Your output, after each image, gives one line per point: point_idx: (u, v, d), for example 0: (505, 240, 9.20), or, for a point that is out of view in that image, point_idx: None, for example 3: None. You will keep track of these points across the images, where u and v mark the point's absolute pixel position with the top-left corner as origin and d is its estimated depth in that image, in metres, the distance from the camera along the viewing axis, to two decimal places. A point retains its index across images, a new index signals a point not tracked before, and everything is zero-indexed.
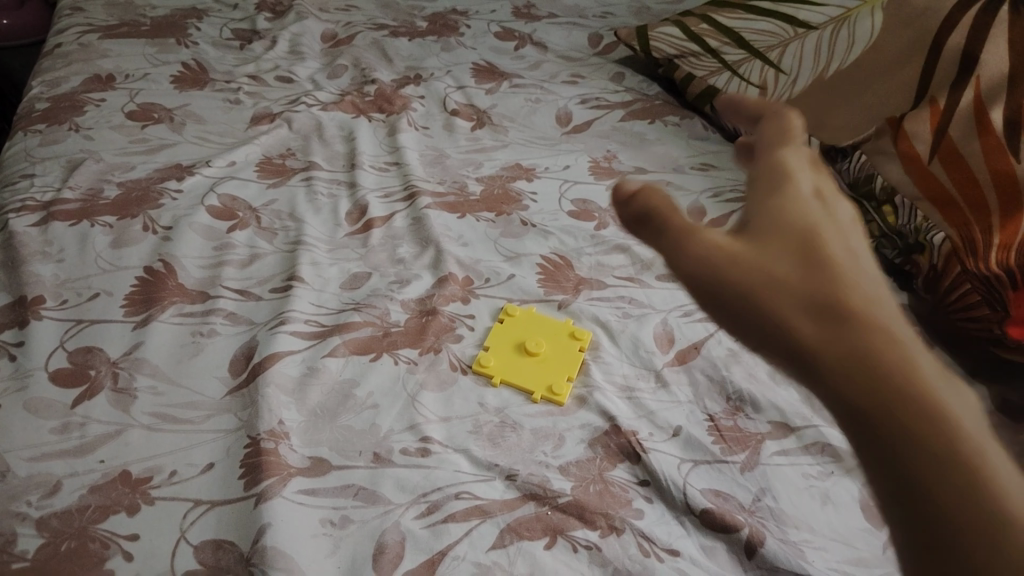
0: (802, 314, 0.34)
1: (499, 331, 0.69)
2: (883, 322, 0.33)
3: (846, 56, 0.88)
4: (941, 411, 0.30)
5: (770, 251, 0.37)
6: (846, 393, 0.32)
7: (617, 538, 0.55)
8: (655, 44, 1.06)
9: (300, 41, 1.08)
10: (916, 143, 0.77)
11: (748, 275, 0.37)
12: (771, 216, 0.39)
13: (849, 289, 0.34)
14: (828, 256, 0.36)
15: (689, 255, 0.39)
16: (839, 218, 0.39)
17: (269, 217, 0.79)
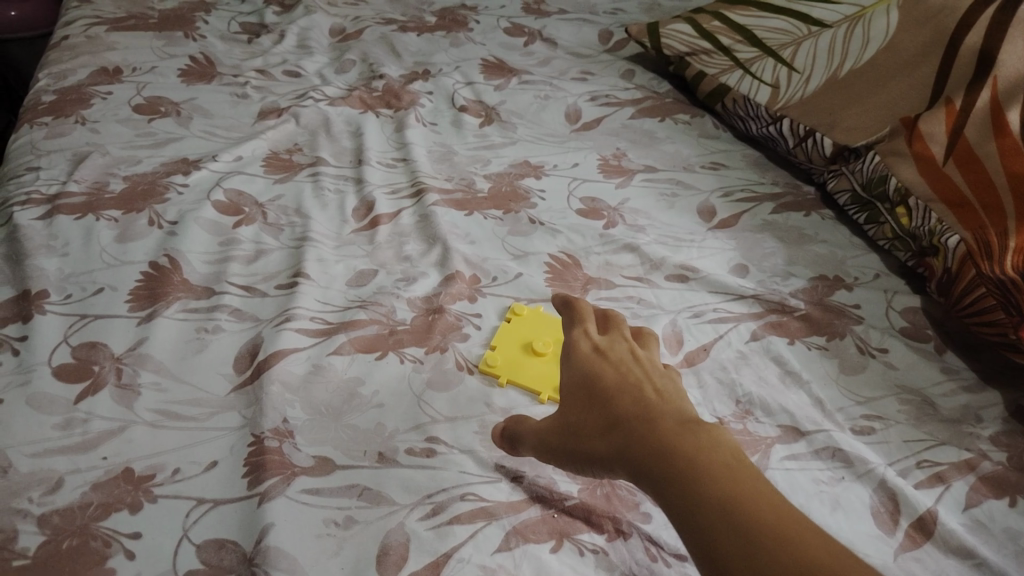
0: (599, 437, 0.48)
1: (506, 331, 0.68)
2: (656, 421, 0.46)
3: (860, 54, 0.87)
4: (701, 468, 0.42)
5: (571, 404, 0.51)
6: (652, 480, 0.43)
7: (624, 542, 0.54)
8: (665, 40, 1.04)
9: (308, 36, 1.08)
10: (931, 144, 0.75)
11: (562, 428, 0.51)
12: (566, 364, 0.54)
13: (626, 408, 0.48)
14: (613, 387, 0.50)
15: (527, 434, 0.54)
16: (611, 348, 0.55)
17: (275, 213, 0.78)
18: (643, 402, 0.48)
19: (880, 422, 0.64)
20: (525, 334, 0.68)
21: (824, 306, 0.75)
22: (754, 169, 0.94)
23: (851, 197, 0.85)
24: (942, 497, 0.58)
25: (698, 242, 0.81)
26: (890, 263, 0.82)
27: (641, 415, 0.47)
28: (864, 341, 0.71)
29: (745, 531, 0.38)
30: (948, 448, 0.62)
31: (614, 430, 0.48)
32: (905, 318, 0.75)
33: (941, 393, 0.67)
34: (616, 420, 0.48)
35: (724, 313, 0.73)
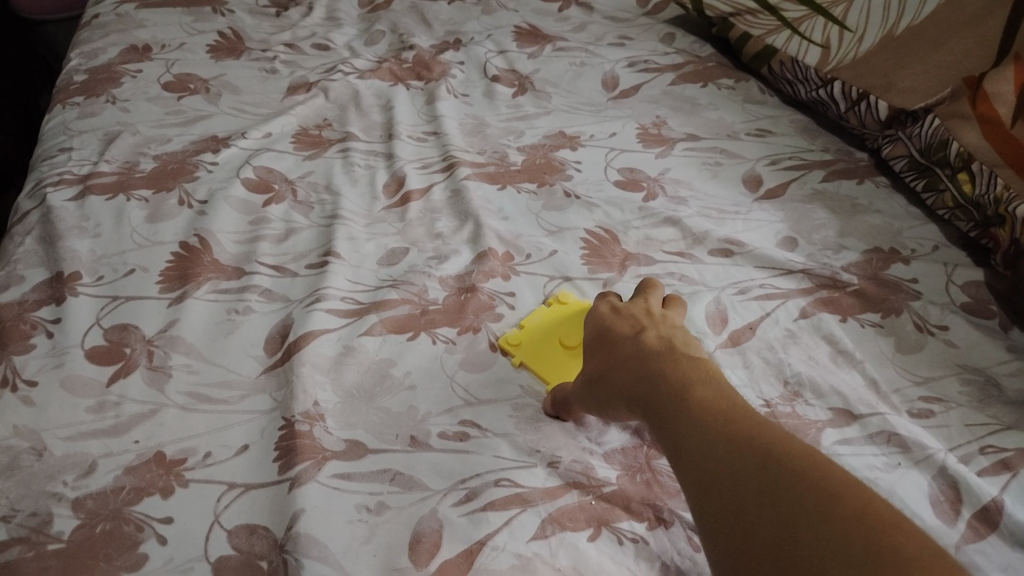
0: (602, 379, 0.52)
1: (541, 314, 0.66)
2: (658, 355, 0.49)
3: (919, 10, 0.81)
4: (678, 383, 0.46)
5: (591, 357, 0.55)
6: (651, 406, 0.47)
7: (666, 530, 0.52)
8: (708, 1, 0.99)
9: (337, 7, 1.05)
10: (998, 105, 0.70)
11: (582, 378, 0.55)
12: (588, 325, 0.58)
13: (633, 348, 0.52)
14: (624, 336, 0.54)
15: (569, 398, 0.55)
16: (630, 304, 0.58)
17: (306, 190, 0.77)
18: (648, 342, 0.52)
19: (940, 405, 0.60)
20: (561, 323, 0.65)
21: (879, 281, 0.70)
22: (803, 135, 0.89)
23: (908, 164, 0.80)
24: (1008, 485, 0.54)
25: (743, 215, 0.78)
26: (950, 234, 0.77)
27: (645, 351, 0.51)
28: (922, 318, 0.67)
29: (725, 435, 0.41)
30: (1015, 432, 0.58)
31: (619, 368, 0.51)
32: (967, 293, 0.70)
33: (1006, 373, 0.63)
34: (621, 360, 0.51)
35: (772, 289, 0.69)
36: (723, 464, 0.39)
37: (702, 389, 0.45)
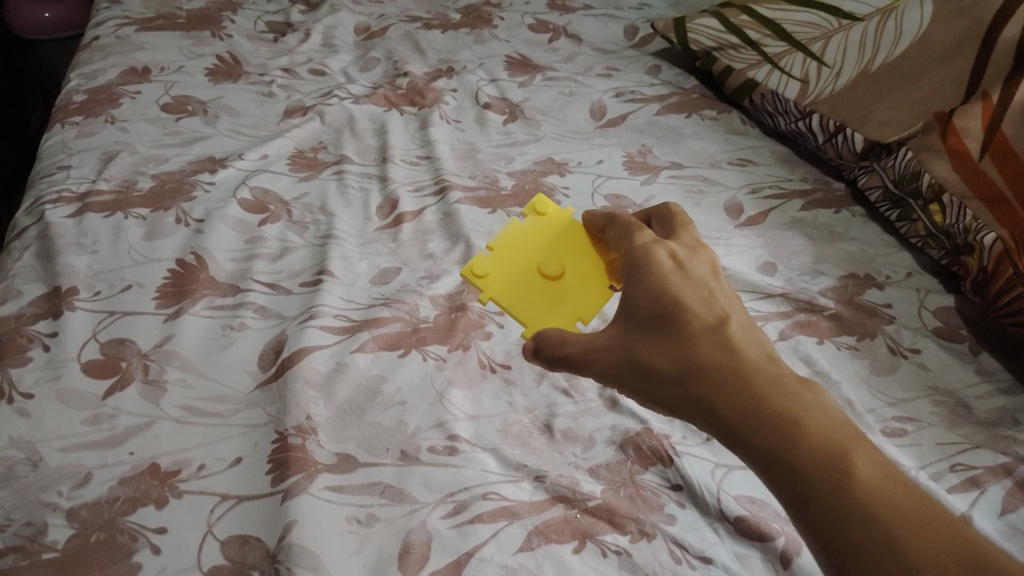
0: (674, 380, 0.44)
1: (513, 232, 0.70)
2: (747, 359, 0.43)
3: (892, 48, 0.85)
4: (800, 423, 0.39)
5: (636, 325, 0.48)
6: (743, 425, 0.40)
7: (648, 543, 0.53)
8: (691, 35, 1.03)
9: (333, 34, 1.08)
10: (966, 139, 0.73)
11: (625, 354, 0.48)
12: (632, 281, 0.51)
13: (705, 336, 0.45)
14: (686, 309, 0.47)
15: (595, 364, 0.50)
16: (687, 263, 0.51)
17: (301, 211, 0.79)
18: (726, 334, 0.45)
19: (913, 424, 0.63)
20: (535, 242, 0.68)
21: (854, 306, 0.73)
22: (783, 165, 0.92)
23: (882, 195, 0.83)
24: (977, 502, 0.56)
25: (724, 240, 0.80)
26: (922, 261, 0.80)
27: (725, 348, 0.44)
28: (896, 341, 0.70)
29: (887, 511, 0.34)
30: (983, 451, 0.60)
31: (690, 361, 0.44)
32: (939, 318, 0.73)
33: (975, 395, 0.66)
34: (692, 352, 0.45)
35: (751, 312, 0.71)
36: (868, 530, 0.34)
37: (813, 419, 0.39)
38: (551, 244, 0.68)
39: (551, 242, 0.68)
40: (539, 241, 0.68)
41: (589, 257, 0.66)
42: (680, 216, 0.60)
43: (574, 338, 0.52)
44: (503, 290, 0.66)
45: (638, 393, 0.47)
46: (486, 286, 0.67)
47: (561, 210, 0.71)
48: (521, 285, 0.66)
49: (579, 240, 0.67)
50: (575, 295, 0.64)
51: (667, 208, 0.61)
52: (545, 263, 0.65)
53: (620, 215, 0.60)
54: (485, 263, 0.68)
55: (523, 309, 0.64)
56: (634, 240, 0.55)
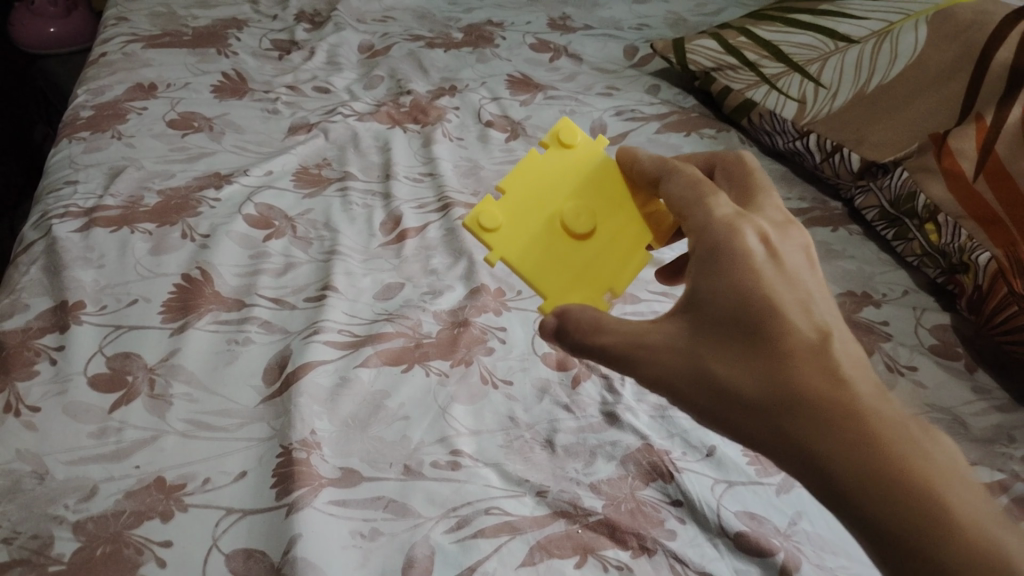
0: (771, 416, 0.41)
1: (531, 171, 0.58)
2: (857, 400, 0.39)
3: (888, 71, 0.87)
4: (938, 499, 0.36)
5: (714, 336, 0.44)
6: (864, 486, 0.37)
7: (649, 559, 0.54)
8: (691, 56, 1.04)
9: (338, 52, 1.10)
10: (961, 160, 0.75)
11: (698, 368, 0.44)
12: (709, 271, 0.44)
13: (805, 361, 0.41)
14: (779, 321, 0.42)
15: (651, 373, 0.45)
16: (777, 253, 0.45)
17: (305, 226, 0.79)
18: (828, 363, 0.41)
19: None
20: (560, 186, 0.58)
21: (852, 323, 0.74)
22: (781, 184, 0.94)
23: (879, 214, 0.84)
24: None
25: None
26: (919, 280, 0.81)
27: (828, 383, 0.40)
28: (893, 359, 0.71)
29: None
30: (981, 468, 0.61)
31: (783, 393, 0.40)
32: (935, 336, 0.74)
33: (972, 413, 0.67)
34: (789, 385, 0.40)
35: None
36: None
37: (951, 494, 0.36)
38: (581, 189, 0.58)
39: (580, 186, 0.58)
40: (567, 184, 0.58)
41: (626, 210, 0.57)
42: (755, 177, 0.52)
43: (626, 329, 0.47)
44: (521, 243, 0.56)
45: (708, 412, 0.43)
46: (499, 237, 0.56)
47: (590, 141, 0.60)
48: (544, 239, 0.56)
49: (614, 185, 0.58)
50: (610, 258, 0.56)
51: (747, 167, 0.53)
52: (576, 215, 0.56)
53: (683, 169, 0.51)
54: (498, 207, 0.57)
55: (548, 272, 0.55)
56: (709, 210, 0.47)
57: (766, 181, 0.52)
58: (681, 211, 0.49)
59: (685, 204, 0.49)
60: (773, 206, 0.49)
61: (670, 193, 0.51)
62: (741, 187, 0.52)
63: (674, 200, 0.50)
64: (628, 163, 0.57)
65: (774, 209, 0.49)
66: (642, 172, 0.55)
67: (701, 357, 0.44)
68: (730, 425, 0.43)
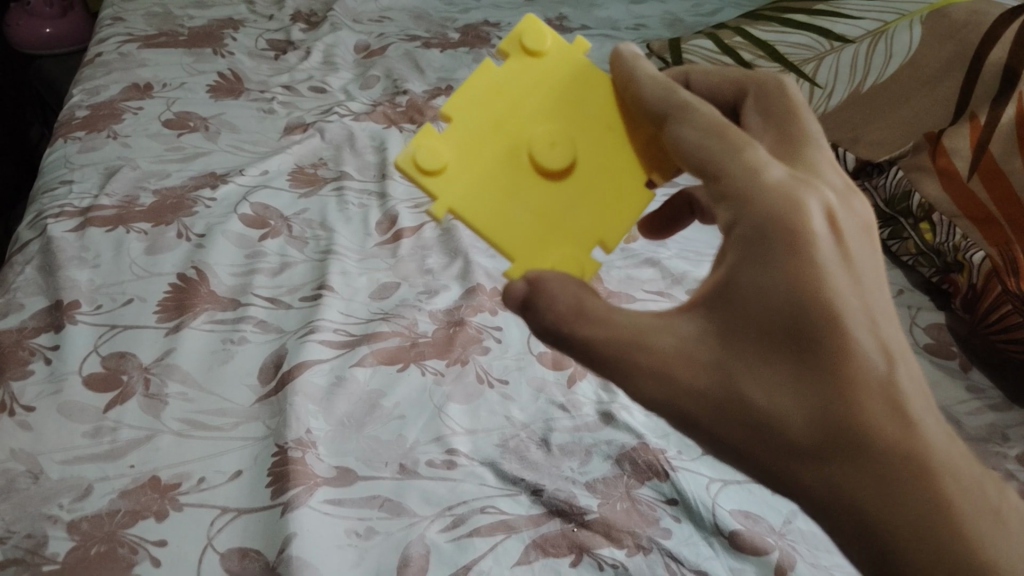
0: (819, 459, 0.35)
1: (486, 91, 0.48)
2: (933, 458, 0.34)
3: (883, 70, 0.87)
4: None
5: (751, 351, 0.36)
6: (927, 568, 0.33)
7: (644, 557, 0.54)
8: (686, 56, 1.04)
9: (334, 52, 1.09)
10: (955, 159, 0.75)
11: (728, 391, 0.36)
12: (753, 262, 0.36)
13: (874, 398, 0.34)
14: (843, 340, 0.35)
15: (655, 389, 0.37)
16: (843, 240, 0.37)
17: (301, 226, 0.79)
18: (903, 405, 0.34)
19: None
20: (524, 109, 0.48)
21: None
22: None
23: (873, 214, 0.84)
24: None
25: None
26: (913, 279, 0.81)
27: (902, 433, 0.34)
28: None
29: None
30: None
31: (844, 437, 0.34)
32: (930, 335, 0.74)
33: (966, 411, 0.67)
34: (856, 430, 0.34)
35: None
36: None
37: None
38: (556, 112, 0.48)
39: (555, 108, 0.48)
40: (538, 105, 0.48)
41: (614, 138, 0.48)
42: (800, 123, 0.44)
43: (629, 328, 0.38)
44: (479, 183, 0.47)
45: (730, 445, 0.36)
46: (452, 176, 0.47)
47: (564, 46, 0.49)
48: (509, 177, 0.47)
49: (598, 107, 0.48)
50: (592, 201, 0.47)
51: (787, 108, 0.44)
52: (548, 147, 0.47)
53: (700, 104, 0.41)
54: (450, 136, 0.47)
55: (515, 220, 0.46)
56: (754, 170, 0.37)
57: (811, 125, 0.43)
58: (703, 165, 0.39)
59: (710, 153, 0.38)
60: (831, 167, 0.41)
61: (679, 137, 0.41)
62: (782, 134, 0.43)
63: (692, 147, 0.40)
64: (621, 82, 0.46)
65: (831, 172, 0.41)
66: (642, 105, 0.44)
67: (730, 374, 0.36)
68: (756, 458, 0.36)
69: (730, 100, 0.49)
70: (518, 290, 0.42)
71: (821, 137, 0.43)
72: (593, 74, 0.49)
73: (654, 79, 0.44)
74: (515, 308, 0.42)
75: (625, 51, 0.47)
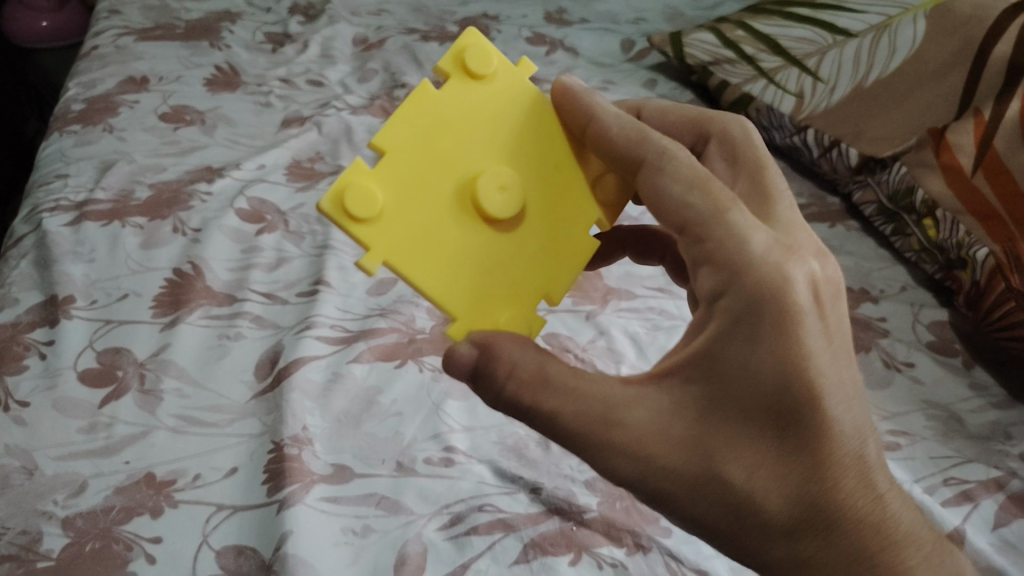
0: (788, 527, 0.39)
1: (424, 120, 0.44)
2: (889, 522, 0.40)
3: (887, 64, 0.86)
4: None
5: (731, 431, 0.38)
6: None
7: (644, 556, 0.53)
8: (688, 50, 1.04)
9: (331, 45, 1.08)
10: (959, 155, 0.74)
11: (710, 470, 0.38)
12: (742, 341, 0.38)
13: (841, 469, 0.39)
14: (819, 416, 0.38)
15: (634, 467, 0.39)
16: (823, 314, 0.39)
17: (298, 221, 0.79)
18: (865, 473, 0.40)
19: (907, 438, 0.62)
20: (466, 144, 0.44)
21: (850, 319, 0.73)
22: None
23: (877, 209, 0.84)
24: (970, 515, 0.56)
25: None
26: (917, 276, 0.81)
27: (863, 500, 0.39)
28: (890, 355, 0.70)
29: None
30: (977, 465, 0.61)
31: (815, 509, 0.39)
32: (932, 333, 0.74)
33: (969, 409, 0.66)
34: (827, 502, 0.39)
35: None
36: None
37: None
38: (502, 151, 0.45)
39: (501, 147, 0.45)
40: (483, 142, 0.45)
41: (561, 181, 0.46)
42: (768, 173, 0.46)
43: (605, 402, 0.40)
44: (418, 231, 0.43)
45: (704, 518, 0.39)
46: (387, 220, 0.43)
47: (509, 69, 0.47)
48: (450, 224, 0.44)
49: (545, 147, 0.46)
50: (540, 250, 0.45)
51: (756, 161, 0.47)
52: (495, 192, 0.44)
53: (678, 153, 0.41)
54: (385, 173, 0.43)
55: (457, 275, 0.44)
56: (746, 243, 0.38)
57: (778, 180, 0.46)
58: (690, 225, 0.40)
59: (701, 223, 0.39)
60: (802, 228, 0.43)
61: (658, 187, 0.41)
62: (752, 188, 0.45)
63: (673, 201, 0.40)
64: (576, 113, 0.45)
65: (804, 234, 0.42)
66: (607, 142, 0.44)
67: (711, 451, 0.38)
68: (727, 528, 0.39)
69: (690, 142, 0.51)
70: (466, 355, 0.41)
71: (787, 190, 0.46)
72: (540, 112, 0.47)
73: (617, 115, 0.44)
74: (464, 376, 0.42)
75: (575, 82, 0.46)
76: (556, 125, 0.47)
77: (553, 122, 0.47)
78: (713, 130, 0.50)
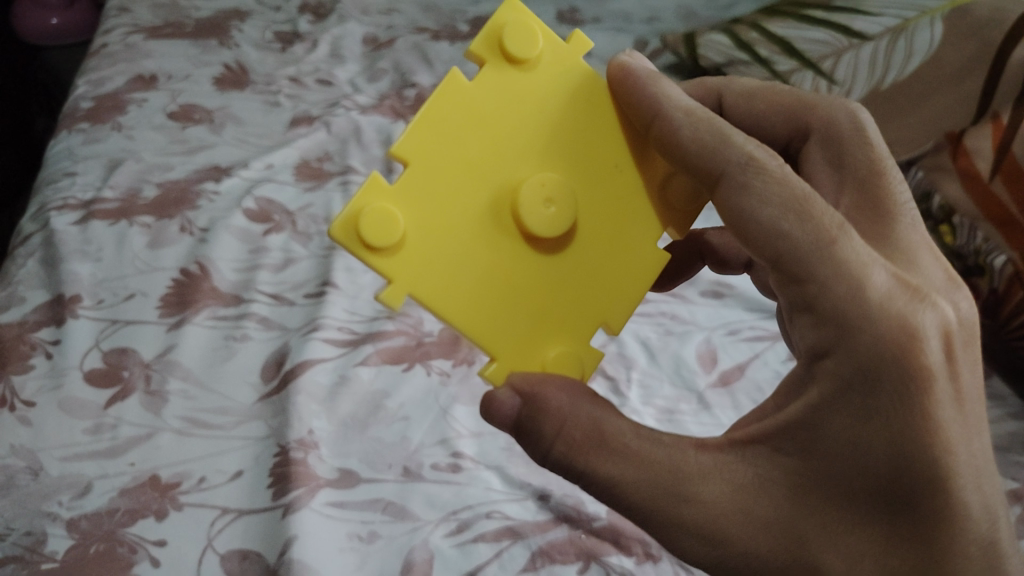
0: None
1: (455, 120, 0.41)
2: None
3: (903, 68, 0.84)
4: None
5: (831, 517, 0.36)
6: None
7: (654, 565, 0.53)
8: (701, 51, 1.03)
9: (341, 44, 1.08)
10: (977, 160, 0.74)
11: (802, 559, 0.36)
12: (850, 415, 0.35)
13: (968, 559, 0.35)
14: (943, 503, 0.34)
15: (711, 551, 0.37)
16: (956, 370, 0.35)
17: (305, 221, 0.78)
18: (994, 562, 0.36)
19: None
20: (504, 148, 0.42)
21: None
22: None
23: None
24: None
25: None
26: None
27: None
28: None
29: None
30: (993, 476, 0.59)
31: None
32: None
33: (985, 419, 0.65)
34: None
35: (761, 332, 0.71)
36: None
37: None
38: (539, 159, 0.42)
39: (538, 149, 0.43)
40: (521, 145, 0.42)
41: (614, 185, 0.44)
42: (888, 183, 0.43)
43: (677, 475, 0.38)
44: (453, 255, 0.41)
45: None
46: (411, 244, 0.41)
47: (553, 49, 0.43)
48: (491, 248, 0.42)
49: (593, 146, 0.44)
50: (589, 269, 0.44)
51: (870, 165, 0.43)
52: (541, 206, 0.41)
53: (768, 164, 0.37)
54: (408, 190, 0.41)
55: (502, 308, 0.42)
56: (862, 287, 0.34)
57: (898, 188, 0.43)
58: (785, 259, 0.35)
59: (799, 258, 0.35)
60: (927, 254, 0.40)
61: (742, 208, 0.37)
62: (862, 200, 0.42)
63: (761, 226, 0.36)
64: (640, 105, 0.42)
65: (930, 262, 0.40)
66: (678, 145, 0.40)
67: (806, 536, 0.36)
68: None
69: (785, 140, 0.50)
70: (508, 405, 0.40)
71: (909, 200, 0.42)
72: (587, 99, 0.44)
73: (690, 113, 0.40)
74: (507, 427, 0.41)
75: (635, 67, 0.42)
76: (614, 116, 0.44)
77: (609, 115, 0.44)
78: (814, 123, 0.47)
